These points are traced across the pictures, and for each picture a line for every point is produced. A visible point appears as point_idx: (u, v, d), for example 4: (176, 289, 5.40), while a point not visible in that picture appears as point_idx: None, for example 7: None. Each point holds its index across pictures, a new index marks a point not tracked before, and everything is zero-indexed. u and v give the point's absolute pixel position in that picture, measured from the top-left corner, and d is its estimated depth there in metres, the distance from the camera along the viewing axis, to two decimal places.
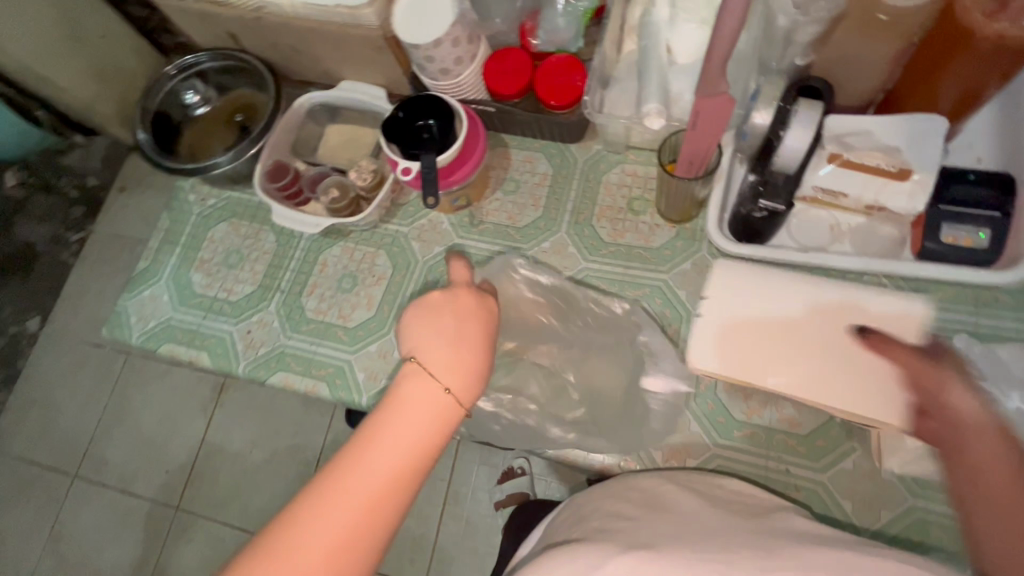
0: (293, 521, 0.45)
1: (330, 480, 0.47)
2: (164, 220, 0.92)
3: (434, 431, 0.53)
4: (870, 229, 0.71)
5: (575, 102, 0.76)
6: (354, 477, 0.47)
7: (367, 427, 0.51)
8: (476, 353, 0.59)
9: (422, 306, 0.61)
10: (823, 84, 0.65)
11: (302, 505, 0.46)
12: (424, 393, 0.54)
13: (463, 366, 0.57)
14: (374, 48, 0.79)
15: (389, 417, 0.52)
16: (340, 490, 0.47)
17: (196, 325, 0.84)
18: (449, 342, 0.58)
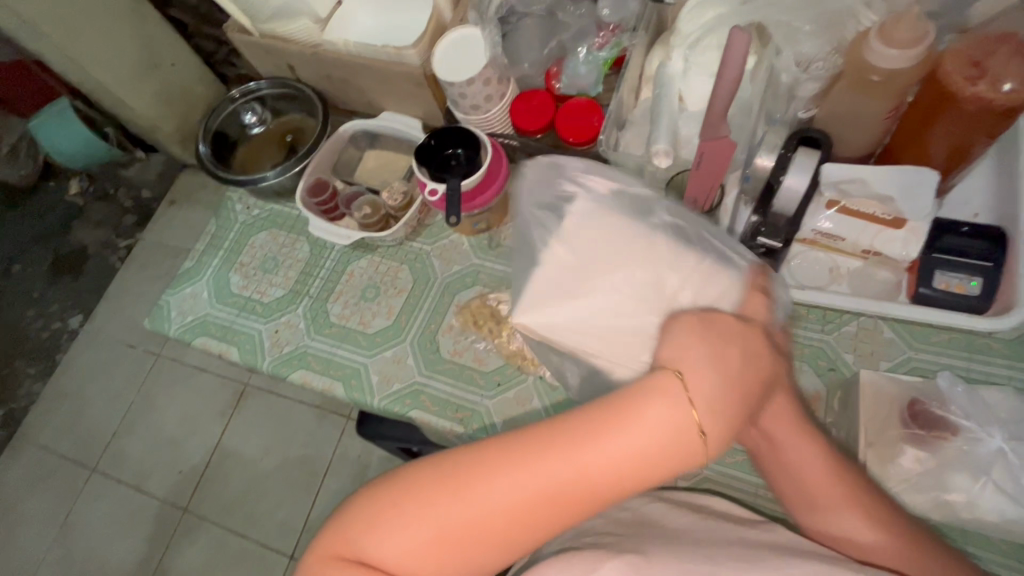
0: (448, 495, 0.47)
1: (517, 453, 0.47)
2: (212, 226, 1.01)
3: (659, 458, 0.46)
4: (867, 273, 0.73)
5: (592, 140, 0.83)
6: (567, 460, 0.46)
7: (572, 434, 0.47)
8: (744, 388, 0.48)
9: (702, 319, 0.50)
10: (822, 136, 0.70)
11: (461, 475, 0.47)
12: (668, 419, 0.45)
13: (730, 411, 0.46)
14: (414, 84, 0.88)
15: (595, 430, 0.47)
16: (511, 484, 0.46)
17: (230, 322, 0.91)
18: (718, 372, 0.47)
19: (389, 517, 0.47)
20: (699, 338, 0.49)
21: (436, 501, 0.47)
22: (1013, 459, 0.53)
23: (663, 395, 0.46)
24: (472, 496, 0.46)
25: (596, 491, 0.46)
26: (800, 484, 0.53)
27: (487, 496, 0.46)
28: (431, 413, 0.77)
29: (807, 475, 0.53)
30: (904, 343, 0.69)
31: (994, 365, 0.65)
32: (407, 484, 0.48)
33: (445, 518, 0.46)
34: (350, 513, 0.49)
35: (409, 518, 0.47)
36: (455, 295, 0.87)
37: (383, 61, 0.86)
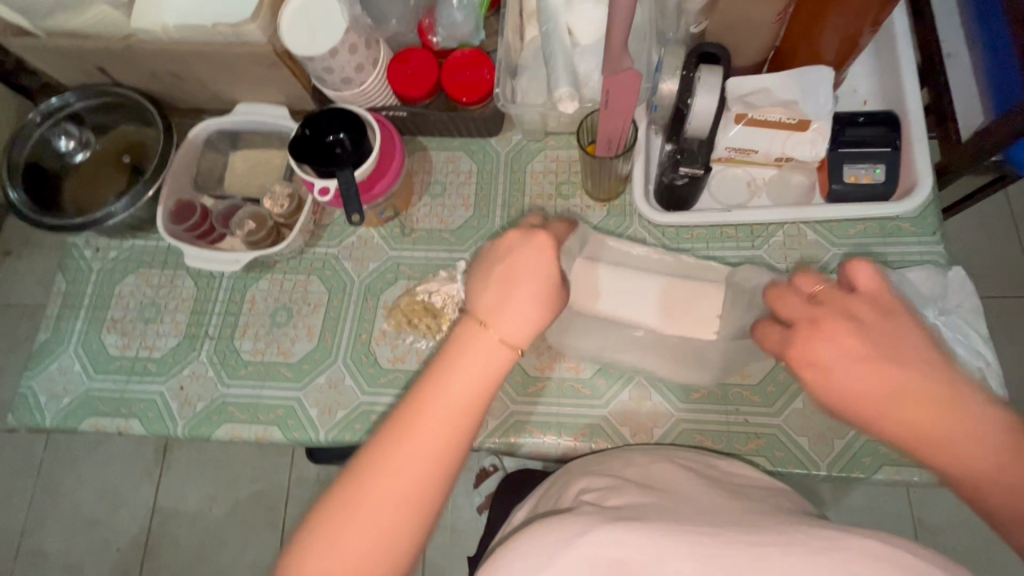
0: (428, 401, 0.42)
1: (363, 482, 0.40)
2: (59, 283, 0.83)
3: (460, 408, 0.42)
4: (783, 180, 0.74)
5: (486, 96, 0.75)
6: (368, 493, 0.40)
7: (466, 339, 0.44)
8: (507, 334, 0.44)
9: (501, 263, 0.46)
10: (720, 50, 0.67)
11: (449, 381, 0.42)
12: (484, 358, 0.43)
13: (530, 301, 0.45)
14: (267, 66, 0.74)
15: (522, 273, 0.45)
16: (456, 363, 0.43)
17: (120, 392, 0.76)
18: (528, 304, 0.45)
19: (380, 462, 0.40)
20: (508, 246, 0.47)
21: (422, 403, 0.42)
22: (941, 330, 0.61)
23: (548, 266, 0.46)
24: (443, 411, 0.42)
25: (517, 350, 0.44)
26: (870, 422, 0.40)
27: (457, 379, 0.42)
28: None
29: (928, 439, 0.37)
30: (825, 242, 0.71)
31: (905, 246, 0.69)
32: (438, 365, 0.44)
33: (426, 421, 0.41)
34: (376, 441, 0.41)
35: (398, 460, 0.40)
36: (379, 296, 0.78)
37: (219, 44, 0.71)
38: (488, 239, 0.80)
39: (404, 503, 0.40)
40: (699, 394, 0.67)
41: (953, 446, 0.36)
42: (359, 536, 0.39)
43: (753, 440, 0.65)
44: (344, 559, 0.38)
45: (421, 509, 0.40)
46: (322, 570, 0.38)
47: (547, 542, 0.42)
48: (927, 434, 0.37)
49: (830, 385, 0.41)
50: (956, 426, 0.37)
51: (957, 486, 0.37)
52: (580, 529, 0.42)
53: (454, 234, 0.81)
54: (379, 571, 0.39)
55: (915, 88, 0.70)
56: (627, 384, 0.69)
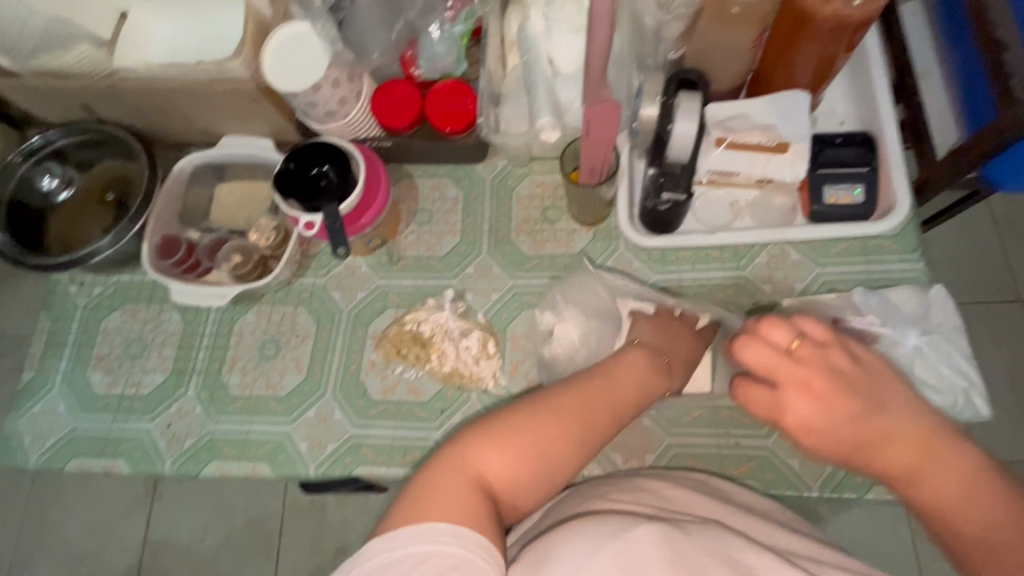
0: (569, 398, 0.54)
1: (515, 423, 0.51)
2: (44, 321, 0.82)
3: (603, 422, 0.55)
4: (765, 201, 0.75)
5: (469, 126, 0.76)
6: (526, 433, 0.51)
7: (605, 387, 0.56)
8: (631, 395, 0.58)
9: (651, 323, 0.68)
10: (698, 76, 0.69)
11: (569, 403, 0.53)
12: (618, 392, 0.57)
13: (687, 355, 0.66)
14: (250, 100, 0.74)
15: (622, 365, 0.59)
16: (606, 382, 0.57)
17: (106, 431, 0.75)
18: (663, 373, 0.61)
19: (527, 430, 0.51)
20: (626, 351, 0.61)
21: (554, 402, 0.54)
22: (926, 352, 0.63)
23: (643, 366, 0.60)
24: (576, 420, 0.53)
25: (630, 405, 0.57)
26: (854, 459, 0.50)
27: (594, 401, 0.55)
28: (378, 463, 0.70)
29: (936, 492, 0.47)
30: (809, 261, 0.71)
31: (889, 264, 0.70)
32: (580, 386, 0.56)
33: (573, 408, 0.53)
34: (514, 414, 0.52)
35: (530, 435, 0.51)
36: (368, 326, 0.78)
37: (203, 80, 0.71)
38: (476, 265, 0.80)
39: (542, 468, 0.51)
40: (691, 417, 0.67)
41: (936, 490, 0.47)
42: (512, 457, 0.50)
43: (745, 463, 0.65)
44: (500, 473, 0.49)
45: (547, 476, 0.51)
46: (487, 464, 0.49)
47: (590, 539, 0.43)
48: (918, 483, 0.48)
49: (828, 434, 0.49)
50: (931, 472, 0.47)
51: (930, 518, 0.48)
52: (622, 526, 0.43)
53: (442, 261, 0.81)
54: (523, 492, 0.50)
55: (888, 109, 0.71)
56: None
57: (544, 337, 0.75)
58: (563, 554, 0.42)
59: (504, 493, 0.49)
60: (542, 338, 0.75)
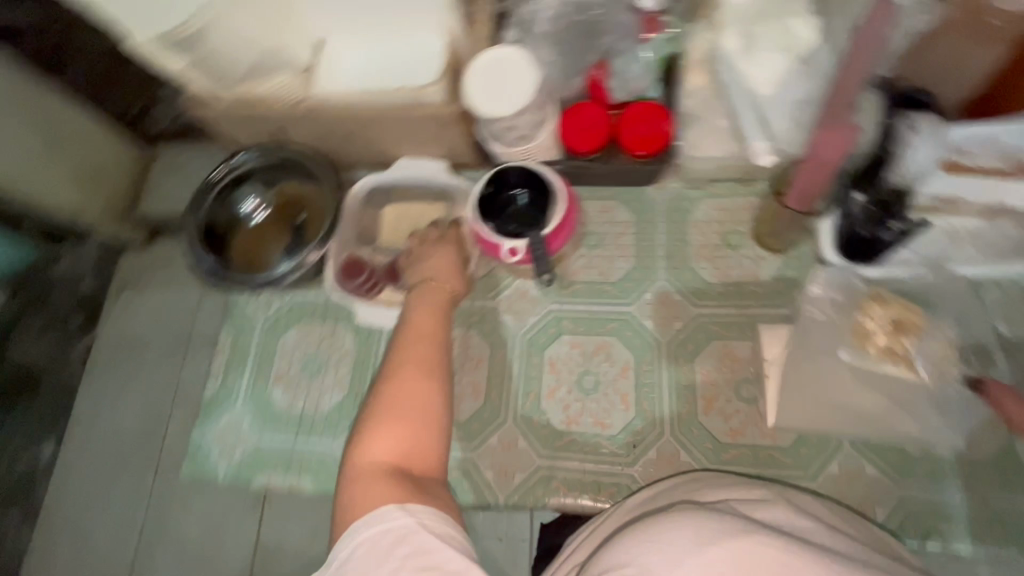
0: (407, 325, 0.57)
1: (392, 381, 0.52)
2: (226, 336, 0.85)
3: (443, 311, 0.60)
4: (992, 230, 0.68)
5: (662, 149, 0.72)
6: (388, 398, 0.51)
7: (425, 290, 0.62)
8: (453, 262, 0.66)
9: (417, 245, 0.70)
10: (930, 98, 0.65)
11: (417, 308, 0.59)
12: (429, 297, 0.61)
13: (456, 271, 0.65)
14: (440, 125, 0.75)
15: (419, 297, 0.61)
16: (409, 316, 0.59)
17: (290, 447, 0.77)
18: (456, 263, 0.66)
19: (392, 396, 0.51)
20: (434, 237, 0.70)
21: (400, 345, 0.55)
22: None
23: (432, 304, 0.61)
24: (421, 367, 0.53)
25: (441, 317, 0.59)
26: (418, 371, 0.53)
27: (415, 344, 0.55)
28: (572, 496, 0.68)
29: (431, 410, 0.51)
30: None
31: None
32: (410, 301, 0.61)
33: (414, 349, 0.55)
34: (380, 393, 0.52)
35: (402, 404, 0.50)
36: (543, 351, 0.77)
37: (399, 106, 0.72)
38: (654, 291, 0.78)
39: (428, 424, 0.50)
40: None
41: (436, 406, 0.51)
42: (398, 424, 0.49)
43: None
44: (394, 453, 0.48)
45: (431, 379, 0.53)
46: (376, 453, 0.48)
47: (694, 531, 0.38)
48: (414, 407, 0.51)
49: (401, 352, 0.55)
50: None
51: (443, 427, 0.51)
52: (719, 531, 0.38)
53: (617, 286, 0.79)
54: (430, 457, 0.50)
55: None
56: (833, 454, 0.65)
57: (738, 366, 0.71)
58: (669, 540, 0.38)
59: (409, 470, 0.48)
60: (736, 366, 0.71)
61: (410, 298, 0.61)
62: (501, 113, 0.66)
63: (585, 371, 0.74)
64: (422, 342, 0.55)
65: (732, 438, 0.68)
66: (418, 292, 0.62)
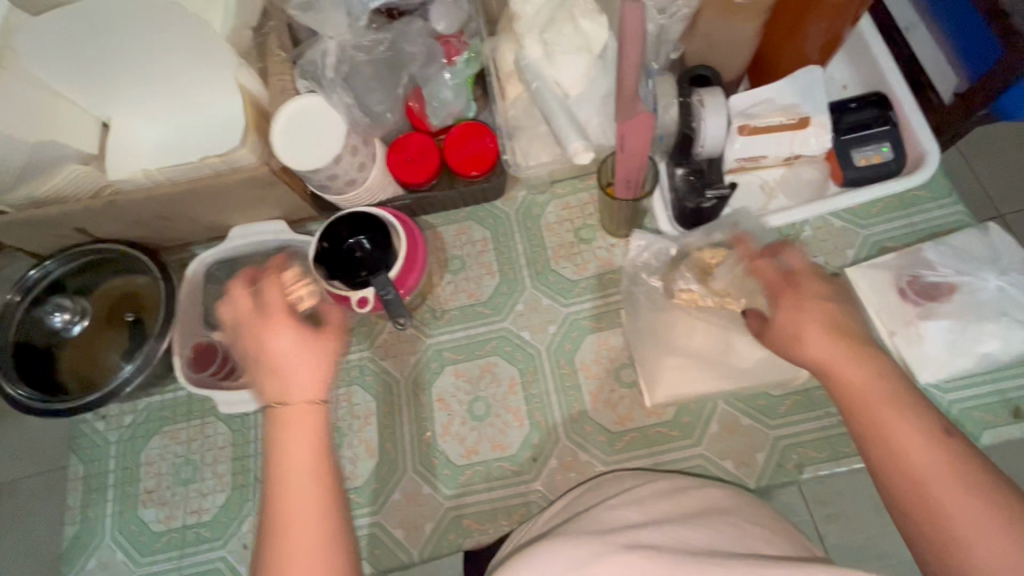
0: (281, 441, 0.45)
1: (281, 513, 0.43)
2: (76, 467, 0.74)
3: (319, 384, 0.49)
4: (795, 177, 0.75)
5: (492, 165, 0.73)
6: (286, 540, 0.42)
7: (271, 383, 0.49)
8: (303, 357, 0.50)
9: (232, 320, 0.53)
10: (710, 73, 0.71)
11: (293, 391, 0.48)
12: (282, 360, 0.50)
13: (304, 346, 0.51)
14: (262, 186, 0.70)
15: (288, 388, 0.48)
16: (280, 414, 0.47)
17: (177, 570, 0.69)
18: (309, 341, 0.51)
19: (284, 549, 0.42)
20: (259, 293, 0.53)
21: (276, 471, 0.45)
22: (1013, 292, 0.60)
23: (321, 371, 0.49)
24: (314, 512, 0.43)
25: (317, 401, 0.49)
26: (289, 494, 0.43)
27: (294, 468, 0.44)
28: (486, 529, 0.67)
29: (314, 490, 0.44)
30: (854, 226, 0.73)
31: (930, 213, 0.71)
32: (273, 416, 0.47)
33: (301, 460, 0.45)
34: (268, 532, 0.43)
35: (298, 510, 0.43)
36: (430, 388, 0.74)
37: (209, 177, 0.67)
38: (524, 301, 0.78)
39: (338, 536, 0.43)
40: (786, 406, 0.66)
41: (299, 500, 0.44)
42: (311, 561, 0.41)
43: (853, 439, 0.65)
44: None
45: (323, 487, 0.45)
46: None
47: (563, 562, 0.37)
48: (304, 520, 0.43)
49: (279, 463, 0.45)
50: (908, 444, 0.41)
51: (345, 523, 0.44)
52: (590, 556, 0.37)
53: (488, 305, 0.78)
54: None
55: (892, 68, 0.73)
56: (713, 412, 0.68)
57: (615, 354, 0.73)
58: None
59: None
60: (613, 354, 0.73)
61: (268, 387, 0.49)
62: (316, 165, 0.63)
63: (474, 398, 0.73)
64: (283, 446, 0.45)
65: (623, 424, 0.69)
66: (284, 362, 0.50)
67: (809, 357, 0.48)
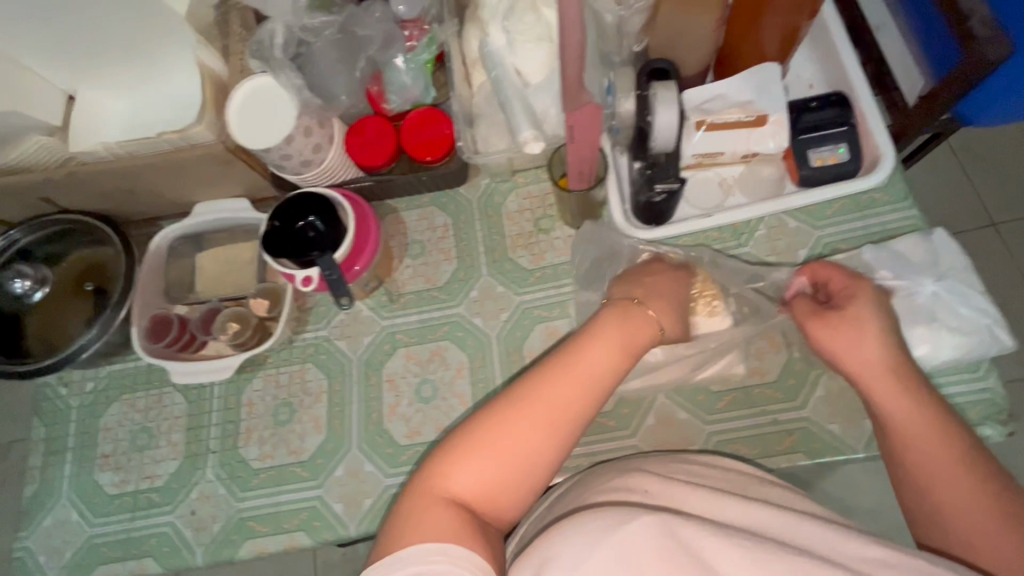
0: (546, 389, 0.48)
1: (518, 410, 0.47)
2: (38, 429, 0.77)
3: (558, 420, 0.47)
4: (753, 174, 0.75)
5: (449, 152, 0.75)
6: (506, 436, 0.46)
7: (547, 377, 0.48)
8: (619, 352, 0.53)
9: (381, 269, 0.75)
10: (669, 65, 0.69)
11: (547, 387, 0.48)
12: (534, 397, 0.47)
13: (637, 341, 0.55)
14: (220, 164, 0.72)
15: (565, 370, 0.49)
16: (545, 389, 0.48)
17: (126, 533, 0.71)
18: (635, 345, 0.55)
19: (498, 428, 0.46)
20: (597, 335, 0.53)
21: (561, 364, 0.50)
22: (947, 298, 0.61)
23: (553, 403, 0.47)
24: (524, 444, 0.46)
25: (581, 402, 0.48)
26: (501, 420, 0.46)
27: (540, 407, 0.47)
28: None
29: (521, 446, 0.46)
30: (807, 226, 0.73)
31: (882, 216, 0.71)
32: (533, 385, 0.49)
33: (558, 402, 0.47)
34: (489, 416, 0.47)
35: (507, 436, 0.46)
36: (381, 369, 0.76)
37: (168, 152, 0.69)
38: (479, 288, 0.79)
39: (523, 467, 0.46)
40: (723, 402, 0.67)
41: (509, 430, 0.46)
42: (512, 450, 0.46)
43: (787, 438, 0.65)
44: (478, 483, 0.45)
45: (557, 442, 0.47)
46: (467, 478, 0.45)
47: (589, 532, 0.39)
48: (515, 445, 0.46)
49: (502, 420, 0.46)
50: (930, 447, 0.47)
51: (520, 478, 0.46)
52: (622, 518, 0.39)
53: (444, 290, 0.79)
54: (501, 505, 0.45)
55: (856, 67, 0.72)
56: (651, 406, 0.68)
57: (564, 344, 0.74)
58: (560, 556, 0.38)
59: (491, 508, 0.45)
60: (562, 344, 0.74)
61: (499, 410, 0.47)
62: (270, 144, 0.65)
63: (423, 380, 0.75)
64: (546, 412, 0.47)
65: None
66: (551, 389, 0.48)
67: (863, 357, 0.53)
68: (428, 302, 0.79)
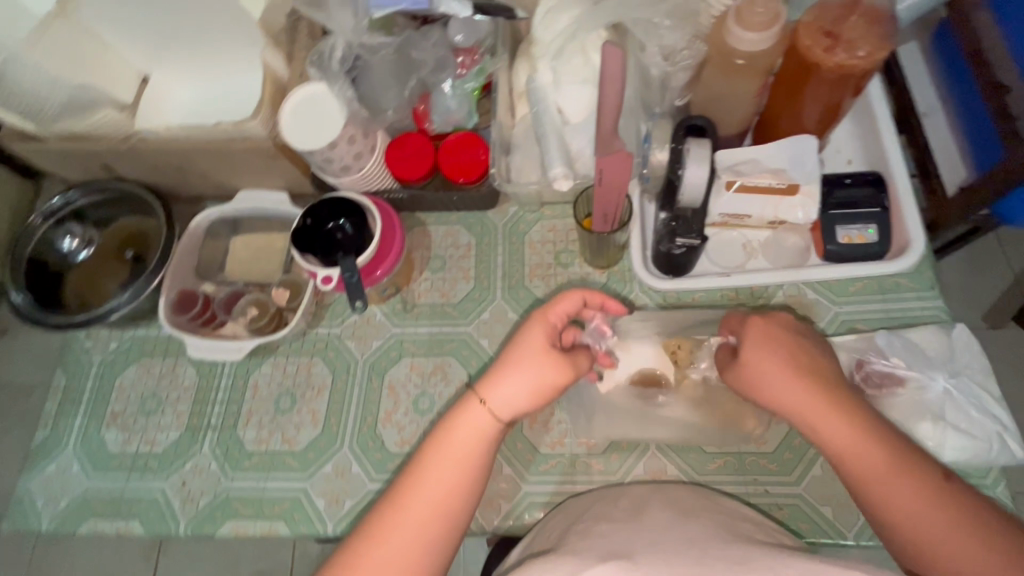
0: (419, 482, 0.52)
1: (392, 515, 0.51)
2: (60, 378, 0.82)
3: (436, 505, 0.51)
4: (778, 241, 0.75)
5: (482, 176, 0.77)
6: (385, 542, 0.50)
7: (423, 462, 0.53)
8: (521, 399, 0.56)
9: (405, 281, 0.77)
10: (706, 122, 0.70)
11: (420, 482, 0.52)
12: (415, 493, 0.51)
13: (536, 365, 0.55)
14: (267, 157, 0.76)
15: (439, 450, 0.53)
16: (419, 477, 0.52)
17: (120, 491, 0.75)
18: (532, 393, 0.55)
19: (386, 532, 0.50)
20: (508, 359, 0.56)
21: (442, 453, 0.53)
22: (955, 396, 0.62)
23: (446, 475, 0.52)
24: (407, 544, 0.50)
25: (461, 483, 0.52)
26: (380, 531, 0.50)
27: (416, 503, 0.51)
28: None
29: (398, 548, 0.50)
30: (828, 300, 0.72)
31: (905, 301, 0.70)
32: (408, 478, 0.53)
33: (433, 489, 0.52)
34: (372, 527, 0.51)
35: (386, 546, 0.50)
36: (384, 374, 0.78)
37: (222, 140, 0.73)
38: (491, 311, 0.80)
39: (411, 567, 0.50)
40: (716, 464, 0.66)
41: (390, 541, 0.50)
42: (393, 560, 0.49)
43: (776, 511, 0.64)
44: None
45: (442, 529, 0.51)
46: None
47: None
48: (402, 547, 0.50)
49: (383, 528, 0.51)
50: (872, 464, 0.51)
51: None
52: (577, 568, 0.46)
53: (456, 308, 0.81)
54: None
55: (896, 150, 0.73)
56: (640, 457, 0.68)
57: None
58: None
59: None
60: None
61: (378, 518, 0.51)
62: (314, 147, 0.69)
63: (421, 392, 0.76)
64: (427, 505, 0.51)
65: (552, 448, 0.69)
66: (428, 483, 0.52)
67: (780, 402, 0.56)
68: (439, 318, 0.81)
